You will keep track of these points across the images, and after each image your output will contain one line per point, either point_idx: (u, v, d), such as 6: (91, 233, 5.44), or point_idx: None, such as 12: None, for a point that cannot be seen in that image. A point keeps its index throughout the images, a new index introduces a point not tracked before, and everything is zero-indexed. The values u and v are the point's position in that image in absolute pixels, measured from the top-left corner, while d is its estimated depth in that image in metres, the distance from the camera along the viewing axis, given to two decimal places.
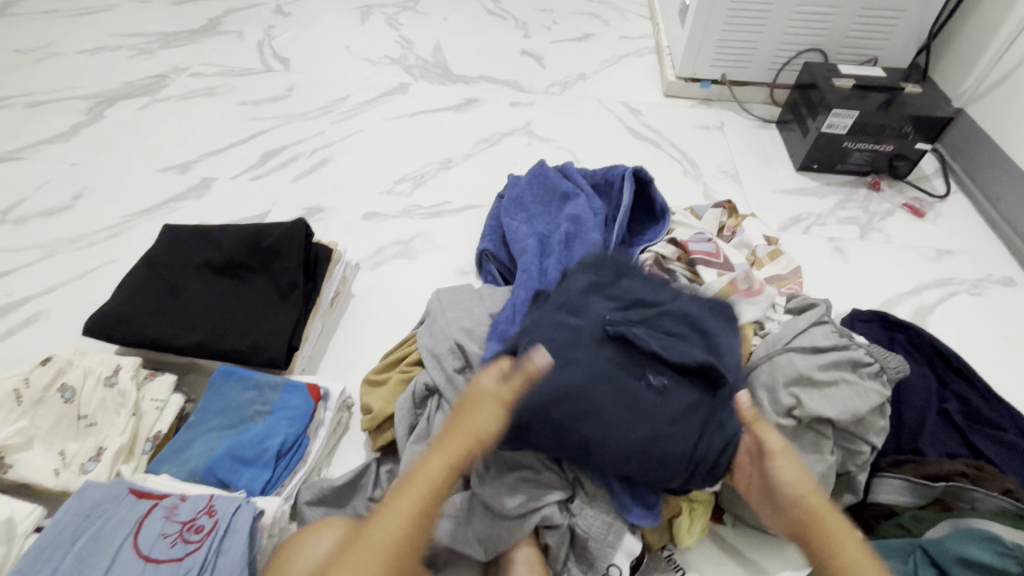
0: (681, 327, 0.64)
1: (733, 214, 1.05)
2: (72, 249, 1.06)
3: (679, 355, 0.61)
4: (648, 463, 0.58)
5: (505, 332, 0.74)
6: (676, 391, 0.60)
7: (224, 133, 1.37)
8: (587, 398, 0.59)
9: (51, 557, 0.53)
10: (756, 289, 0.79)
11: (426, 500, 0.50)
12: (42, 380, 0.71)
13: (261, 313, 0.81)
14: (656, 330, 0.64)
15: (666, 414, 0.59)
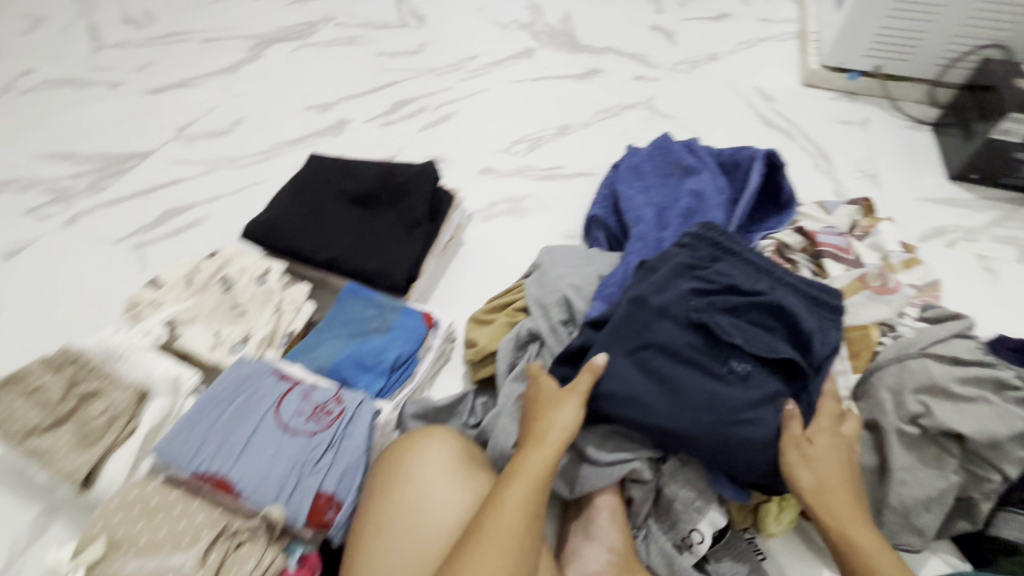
0: (770, 319, 0.64)
1: (870, 214, 0.94)
2: (230, 168, 1.20)
3: (763, 347, 0.62)
4: (726, 450, 0.59)
5: (612, 293, 0.75)
6: (756, 383, 0.61)
7: (361, 80, 1.46)
8: (667, 377, 0.62)
9: (211, 410, 0.61)
10: (890, 288, 0.72)
11: (539, 493, 0.53)
12: (209, 270, 0.82)
13: (389, 243, 0.88)
14: (741, 319, 0.64)
15: (744, 401, 0.60)
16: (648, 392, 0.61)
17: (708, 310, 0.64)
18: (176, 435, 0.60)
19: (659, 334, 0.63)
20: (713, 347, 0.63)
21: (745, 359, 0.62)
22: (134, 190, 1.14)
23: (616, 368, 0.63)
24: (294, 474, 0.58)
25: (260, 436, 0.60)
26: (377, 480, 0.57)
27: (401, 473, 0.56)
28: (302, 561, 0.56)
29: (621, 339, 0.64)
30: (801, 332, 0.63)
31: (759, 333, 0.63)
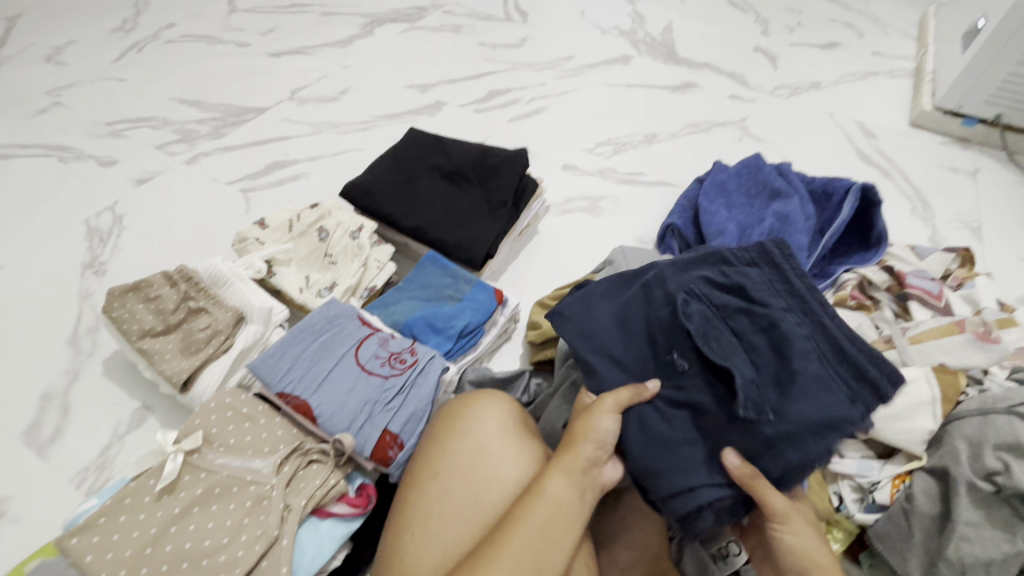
0: (754, 337, 0.57)
1: (967, 265, 0.89)
2: (333, 132, 1.29)
3: (718, 353, 0.56)
4: (630, 431, 0.57)
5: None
6: (684, 383, 0.58)
7: (460, 67, 1.52)
8: (596, 346, 0.62)
9: (300, 340, 0.67)
10: (991, 338, 0.68)
11: (556, 523, 0.50)
12: (309, 219, 0.89)
13: (472, 219, 0.92)
14: (727, 323, 0.59)
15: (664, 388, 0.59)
16: (599, 347, 0.62)
17: (701, 301, 0.60)
18: (268, 356, 0.66)
19: (644, 298, 0.63)
20: (675, 331, 0.60)
21: (695, 352, 0.58)
22: (247, 139, 1.25)
23: (593, 309, 0.65)
24: (366, 410, 0.62)
25: (340, 371, 0.65)
26: (437, 429, 0.60)
27: (461, 427, 0.59)
28: (360, 489, 0.61)
29: (610, 296, 0.65)
30: (783, 366, 0.55)
31: (737, 347, 0.57)
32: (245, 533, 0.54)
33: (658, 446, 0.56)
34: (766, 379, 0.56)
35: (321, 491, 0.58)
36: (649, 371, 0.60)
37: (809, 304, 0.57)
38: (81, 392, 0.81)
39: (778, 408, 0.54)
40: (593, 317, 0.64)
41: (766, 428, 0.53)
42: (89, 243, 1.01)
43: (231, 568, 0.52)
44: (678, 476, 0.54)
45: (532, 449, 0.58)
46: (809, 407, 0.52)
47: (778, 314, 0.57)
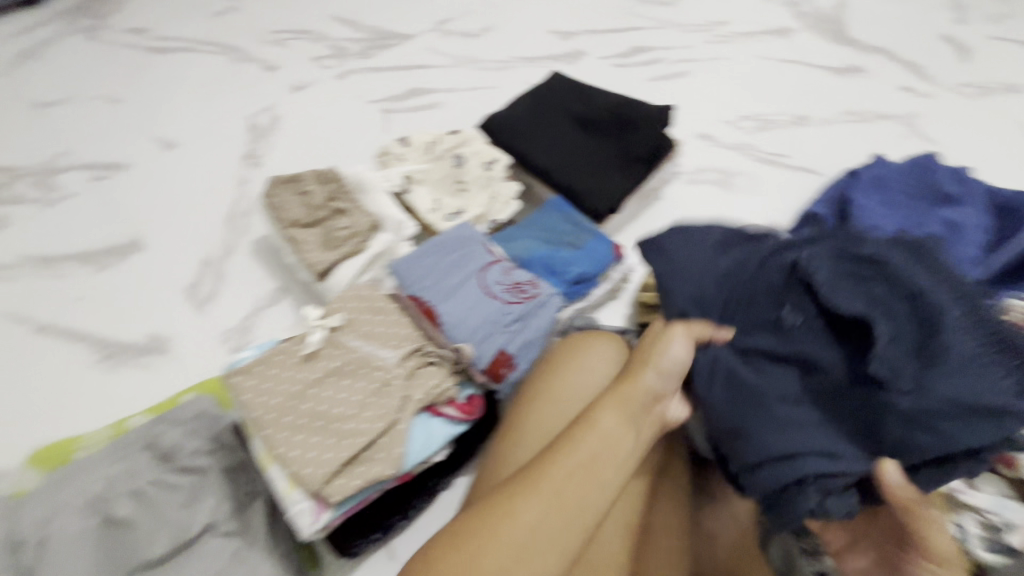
0: (893, 300, 0.50)
1: None
2: (473, 67, 1.30)
3: (845, 301, 0.50)
4: (718, 385, 0.55)
5: None
6: (796, 339, 0.54)
7: (607, 17, 1.45)
8: (692, 283, 0.58)
9: (435, 252, 0.72)
10: None
11: (602, 460, 0.51)
12: (448, 144, 0.92)
13: (603, 170, 0.91)
14: (859, 281, 0.52)
15: (768, 339, 0.55)
16: (696, 288, 0.57)
17: (824, 255, 0.54)
18: (408, 262, 0.71)
19: (741, 249, 0.59)
20: (788, 284, 0.55)
21: (816, 312, 0.53)
22: (392, 63, 1.29)
23: (688, 250, 0.60)
24: (485, 327, 0.66)
25: (466, 287, 0.69)
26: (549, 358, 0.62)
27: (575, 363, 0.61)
28: (468, 399, 0.64)
29: (711, 242, 0.60)
30: (931, 335, 0.49)
31: (873, 307, 0.50)
32: (369, 410, 0.59)
33: (752, 399, 0.53)
34: (902, 346, 0.49)
35: (437, 391, 0.62)
36: (752, 319, 0.56)
37: (968, 288, 0.50)
38: (234, 265, 0.91)
39: (919, 383, 0.48)
40: (690, 260, 0.59)
41: (899, 400, 0.48)
42: (249, 138, 1.11)
43: (355, 436, 0.57)
44: (776, 434, 0.51)
45: None
46: (956, 389, 0.47)
47: (922, 277, 0.50)
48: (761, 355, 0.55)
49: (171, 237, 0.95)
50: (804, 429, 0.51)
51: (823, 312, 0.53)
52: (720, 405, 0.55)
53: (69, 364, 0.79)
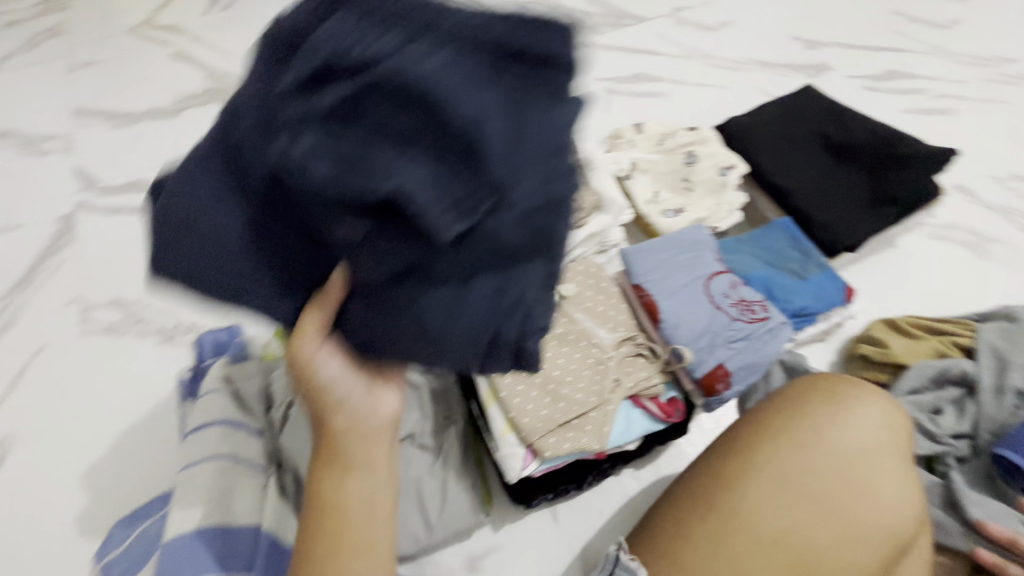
0: (430, 63, 0.33)
1: None
2: (703, 62, 1.25)
3: (414, 65, 0.32)
4: (361, 264, 0.36)
5: None
6: (375, 258, 0.35)
7: (863, 33, 1.32)
8: (192, 189, 0.40)
9: (666, 249, 0.73)
10: None
11: (356, 445, 0.50)
12: (682, 141, 0.92)
13: (848, 205, 0.84)
14: (419, 24, 0.34)
15: (359, 232, 0.34)
16: (203, 253, 0.40)
17: (311, 94, 0.35)
18: (638, 251, 0.73)
19: (244, 104, 0.39)
20: (385, 212, 0.34)
21: (430, 59, 0.33)
22: (623, 44, 1.28)
23: (193, 179, 0.40)
24: (708, 337, 0.65)
25: (691, 291, 0.69)
26: (815, 396, 0.59)
27: (841, 413, 0.58)
28: (670, 401, 0.65)
29: (207, 170, 0.39)
30: (457, 140, 0.33)
31: (457, 82, 0.33)
32: (584, 382, 0.62)
33: (394, 288, 0.38)
34: (434, 164, 0.33)
35: (646, 384, 0.63)
36: (364, 265, 0.36)
37: (502, 47, 0.34)
38: None
39: (483, 126, 0.33)
40: (207, 195, 0.40)
41: (463, 227, 0.34)
42: None
43: (571, 403, 0.60)
44: (456, 311, 0.38)
45: (817, 411, 0.58)
46: (530, 180, 0.35)
47: (471, 81, 0.33)
48: (329, 157, 0.33)
49: None
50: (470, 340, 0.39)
51: (353, 206, 0.33)
52: (372, 344, 0.41)
53: None
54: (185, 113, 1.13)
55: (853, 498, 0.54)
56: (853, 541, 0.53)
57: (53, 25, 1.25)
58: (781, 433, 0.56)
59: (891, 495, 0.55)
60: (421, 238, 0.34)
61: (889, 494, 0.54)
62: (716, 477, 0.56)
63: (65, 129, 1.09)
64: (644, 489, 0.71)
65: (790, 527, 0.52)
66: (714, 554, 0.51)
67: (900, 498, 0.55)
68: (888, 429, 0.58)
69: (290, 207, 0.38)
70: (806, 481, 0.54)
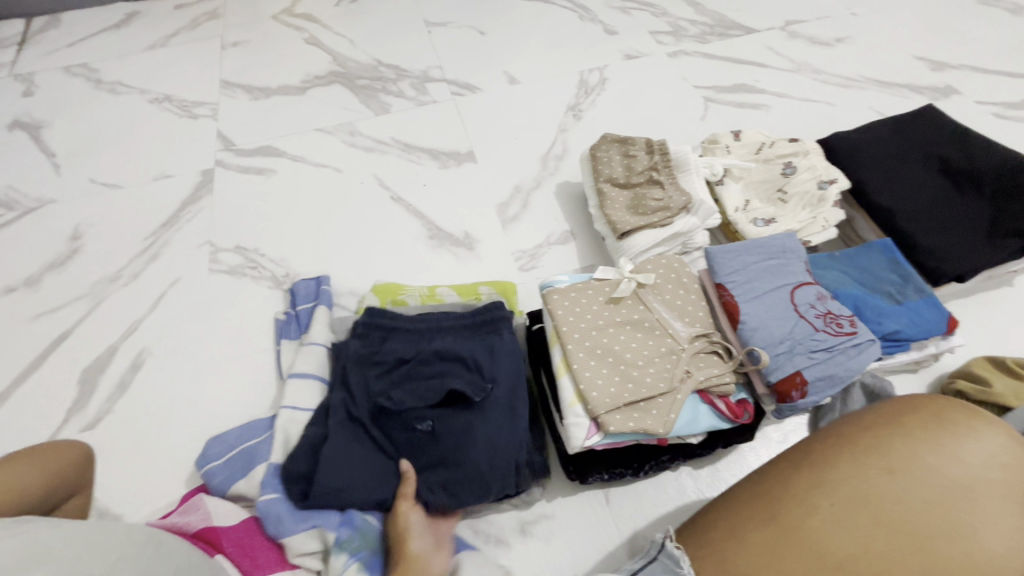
0: (389, 436, 0.64)
1: None
2: (812, 77, 1.21)
3: (358, 485, 0.62)
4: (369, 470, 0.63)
5: None
6: (443, 427, 0.64)
7: (1001, 58, 1.22)
8: (337, 463, 0.62)
9: (754, 252, 0.72)
10: None
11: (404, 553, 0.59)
12: (782, 151, 0.90)
13: (961, 233, 0.79)
14: (347, 451, 0.63)
15: (428, 426, 0.64)
16: (358, 490, 0.62)
17: (390, 378, 0.68)
18: (724, 251, 0.73)
19: (295, 457, 0.66)
20: (445, 402, 0.66)
21: (377, 450, 0.64)
22: (728, 54, 1.27)
23: (350, 451, 0.63)
24: (789, 344, 0.65)
25: (775, 297, 0.68)
26: (912, 418, 0.52)
27: (945, 441, 0.50)
28: (739, 402, 0.65)
29: (338, 436, 0.64)
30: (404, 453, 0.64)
31: (403, 446, 0.64)
32: (654, 368, 0.64)
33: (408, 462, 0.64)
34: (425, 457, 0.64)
35: (716, 380, 0.64)
36: (424, 449, 0.64)
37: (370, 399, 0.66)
38: (541, 199, 1.03)
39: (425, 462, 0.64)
40: (358, 466, 0.63)
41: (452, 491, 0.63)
42: (577, 91, 1.21)
43: (639, 385, 0.62)
44: (441, 483, 0.63)
45: (913, 430, 0.51)
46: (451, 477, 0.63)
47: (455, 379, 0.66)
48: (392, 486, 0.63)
49: (496, 159, 1.10)
50: (509, 461, 0.63)
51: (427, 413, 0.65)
52: (459, 458, 0.63)
53: (406, 233, 1.00)
54: (312, 92, 1.25)
55: (946, 534, 0.46)
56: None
57: (212, 9, 1.44)
58: (864, 451, 0.50)
59: (998, 541, 0.46)
60: (468, 407, 0.65)
61: (989, 537, 0.46)
62: (781, 486, 0.50)
63: (212, 98, 1.25)
64: (699, 490, 0.71)
65: (861, 552, 0.46)
66: (769, 566, 0.46)
67: (1011, 548, 0.46)
68: (1004, 466, 0.49)
69: (421, 394, 0.65)
70: (890, 505, 0.47)
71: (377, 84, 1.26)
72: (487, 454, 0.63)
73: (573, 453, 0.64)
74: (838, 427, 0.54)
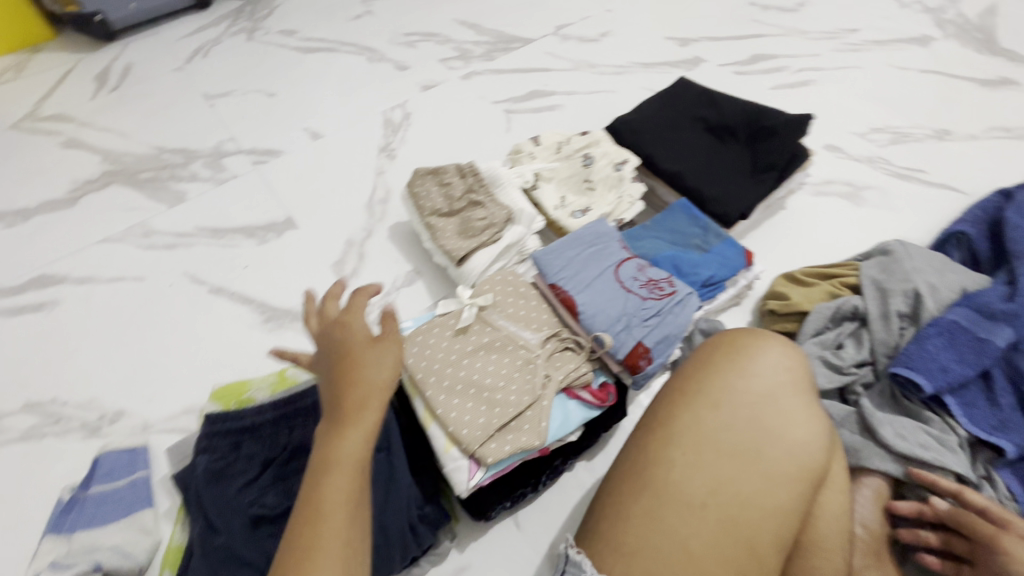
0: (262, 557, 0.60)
1: None
2: (591, 72, 1.34)
3: None
4: None
5: (987, 304, 0.68)
6: None
7: (727, 26, 1.45)
8: None
9: (574, 245, 0.77)
10: None
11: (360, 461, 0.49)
12: (577, 145, 0.98)
13: (733, 177, 0.92)
14: None
15: None
16: None
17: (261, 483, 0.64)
18: (548, 253, 0.77)
19: None
20: None
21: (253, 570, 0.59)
22: (515, 66, 1.35)
23: None
24: (625, 320, 0.70)
25: (603, 280, 0.73)
26: (718, 353, 0.57)
27: (744, 363, 0.56)
28: (603, 385, 0.68)
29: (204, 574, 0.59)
30: None
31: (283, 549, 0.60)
32: (515, 384, 0.64)
33: None
34: None
35: (575, 375, 0.66)
36: None
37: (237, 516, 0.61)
38: (375, 247, 1.00)
39: None
40: None
41: None
42: (384, 131, 1.20)
43: (505, 406, 0.62)
44: None
45: (721, 363, 0.56)
46: None
47: None
48: None
49: (319, 218, 1.05)
50: (399, 527, 0.60)
51: None
52: None
53: (238, 325, 0.91)
54: (85, 199, 1.09)
55: (769, 441, 0.52)
56: (776, 486, 0.51)
57: None
58: (692, 395, 0.54)
59: (804, 431, 0.53)
60: None
61: (799, 432, 0.53)
62: (642, 454, 0.53)
63: None
64: (600, 481, 0.73)
65: (717, 487, 0.50)
66: (653, 532, 0.48)
67: (814, 433, 0.53)
68: (789, 367, 0.56)
69: None
70: (726, 436, 0.52)
71: (164, 173, 1.14)
72: (379, 530, 0.59)
73: (466, 496, 0.62)
74: (668, 384, 0.58)
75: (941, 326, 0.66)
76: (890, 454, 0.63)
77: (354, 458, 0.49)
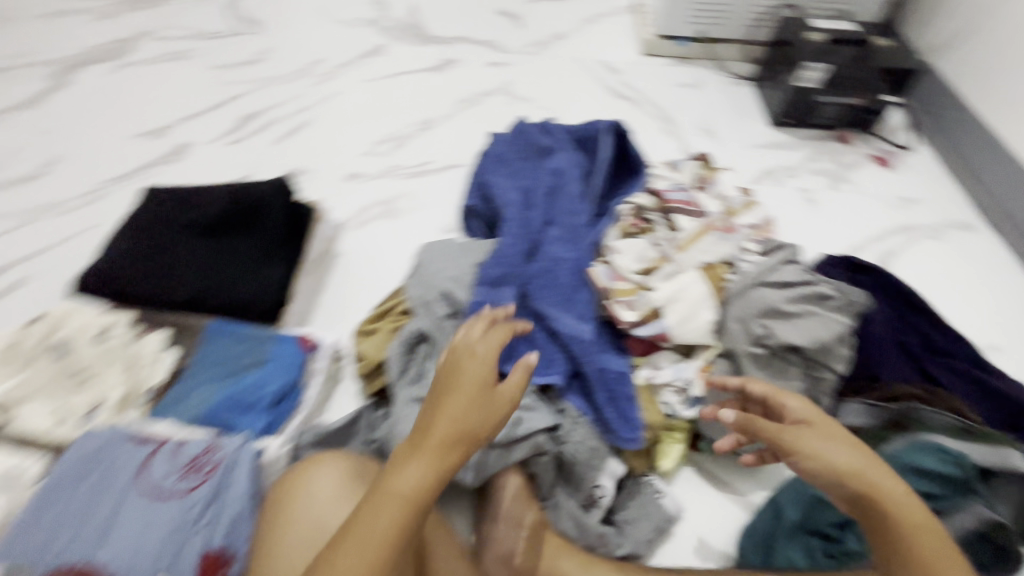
0: None
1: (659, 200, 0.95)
2: (57, 213, 1.08)
3: None
4: None
5: (498, 273, 0.76)
6: None
7: (200, 98, 1.34)
8: None
9: (67, 489, 0.62)
10: (728, 228, 0.86)
11: (405, 514, 0.47)
12: (41, 335, 0.75)
13: (248, 269, 0.82)
14: None
15: None
16: None
17: None
18: (25, 524, 0.60)
19: None
20: None
21: None
22: None
23: None
24: (176, 537, 0.60)
25: (127, 507, 0.61)
26: (367, 509, 0.47)
27: (385, 493, 0.48)
28: None
29: None
30: None
31: None
32: None
33: None
34: None
35: None
36: None
37: None
38: None
39: None
40: None
41: None
42: None
43: None
44: None
45: (379, 514, 0.46)
46: None
47: None
48: None
49: None
50: None
51: None
52: None
53: None
54: None
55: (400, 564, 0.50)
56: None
57: None
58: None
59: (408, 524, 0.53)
60: None
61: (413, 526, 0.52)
62: None
63: None
64: None
65: None
66: None
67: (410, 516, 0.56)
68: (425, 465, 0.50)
69: None
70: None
71: None
72: None
73: None
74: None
75: (475, 314, 0.73)
76: (504, 447, 0.66)
77: (411, 492, 0.48)
